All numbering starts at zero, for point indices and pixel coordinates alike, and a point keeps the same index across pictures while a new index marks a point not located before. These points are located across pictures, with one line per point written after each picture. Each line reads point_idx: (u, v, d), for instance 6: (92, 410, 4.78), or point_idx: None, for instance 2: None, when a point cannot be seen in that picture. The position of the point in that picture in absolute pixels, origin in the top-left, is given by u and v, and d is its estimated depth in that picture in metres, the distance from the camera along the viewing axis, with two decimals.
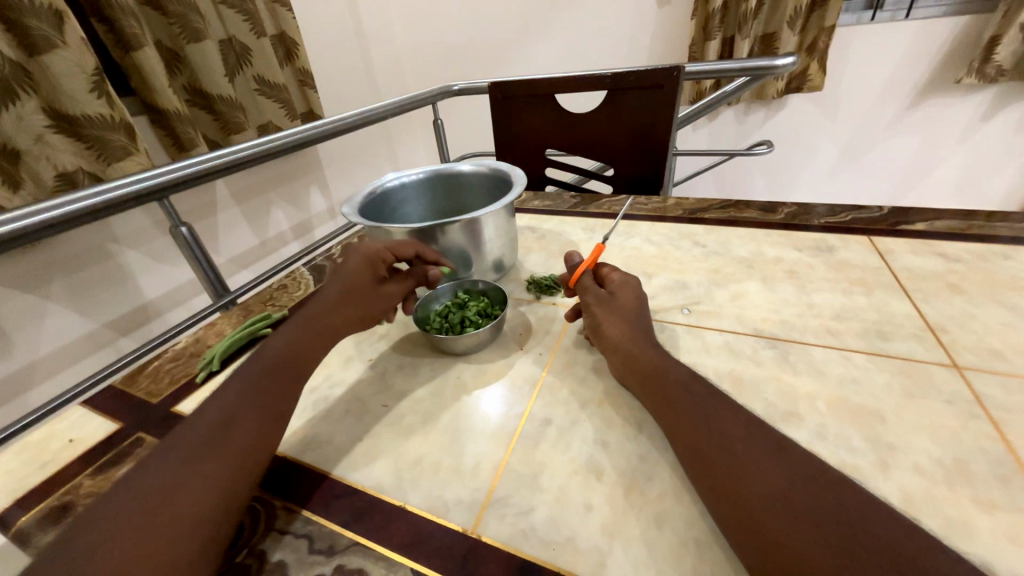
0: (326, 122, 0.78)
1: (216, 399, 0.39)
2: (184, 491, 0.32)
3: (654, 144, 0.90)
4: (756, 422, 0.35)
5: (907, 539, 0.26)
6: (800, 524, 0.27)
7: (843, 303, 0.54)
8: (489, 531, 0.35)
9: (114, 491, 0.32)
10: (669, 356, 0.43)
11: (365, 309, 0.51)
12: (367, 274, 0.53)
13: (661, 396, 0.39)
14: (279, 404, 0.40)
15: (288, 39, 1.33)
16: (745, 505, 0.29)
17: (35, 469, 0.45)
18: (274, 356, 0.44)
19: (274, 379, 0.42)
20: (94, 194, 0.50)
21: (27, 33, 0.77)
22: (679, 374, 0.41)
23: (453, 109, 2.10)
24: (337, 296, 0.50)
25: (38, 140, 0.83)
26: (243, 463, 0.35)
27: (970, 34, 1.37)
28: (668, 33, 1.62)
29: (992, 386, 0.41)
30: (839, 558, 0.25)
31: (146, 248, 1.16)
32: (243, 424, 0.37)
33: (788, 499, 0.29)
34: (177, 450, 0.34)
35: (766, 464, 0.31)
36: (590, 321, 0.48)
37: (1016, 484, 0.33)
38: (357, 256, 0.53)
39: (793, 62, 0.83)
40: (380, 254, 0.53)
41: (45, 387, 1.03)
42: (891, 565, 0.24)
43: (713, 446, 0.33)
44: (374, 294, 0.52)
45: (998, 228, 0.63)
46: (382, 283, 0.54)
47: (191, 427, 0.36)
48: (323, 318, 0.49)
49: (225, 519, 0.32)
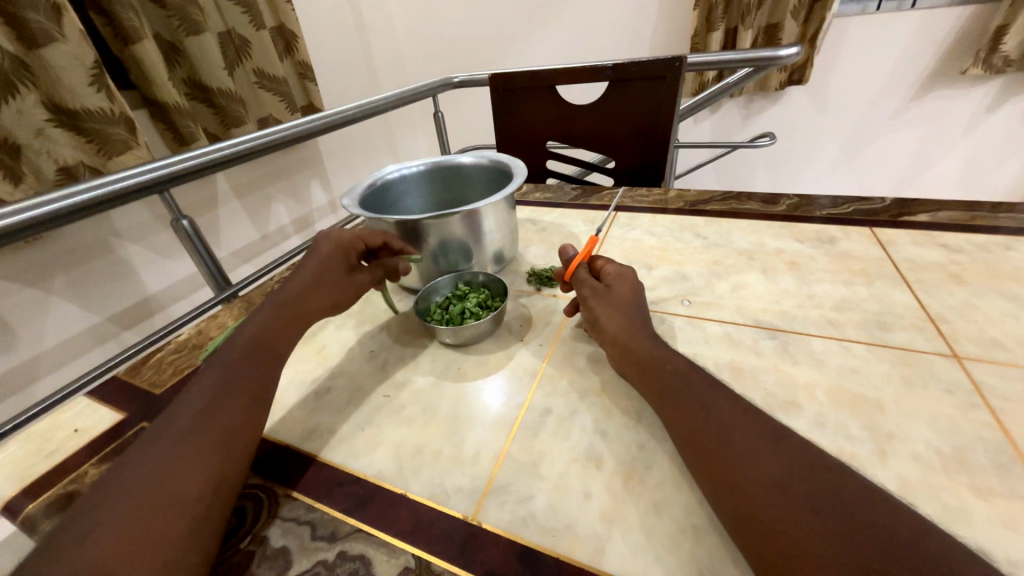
0: (327, 115, 0.78)
1: (193, 386, 0.39)
2: (174, 475, 0.32)
3: (655, 136, 0.89)
4: (754, 411, 0.35)
5: (901, 523, 0.26)
6: (795, 511, 0.27)
7: (844, 293, 0.54)
8: (488, 518, 0.35)
9: (99, 484, 0.31)
10: (667, 346, 0.43)
11: (337, 295, 0.54)
12: (339, 262, 0.56)
13: (657, 386, 0.39)
14: (260, 388, 0.41)
15: (288, 32, 1.32)
16: (742, 494, 0.30)
17: (40, 459, 0.46)
18: (250, 342, 0.44)
19: (253, 364, 0.42)
20: (96, 186, 0.50)
21: (26, 26, 0.76)
22: (677, 363, 0.41)
23: (454, 101, 2.09)
24: (314, 282, 0.52)
25: (38, 134, 0.83)
26: (231, 445, 0.36)
27: (978, 24, 1.35)
28: (670, 23, 1.60)
29: (992, 376, 0.41)
30: (835, 543, 0.25)
31: (147, 241, 1.17)
32: (227, 409, 0.37)
33: (784, 487, 0.29)
34: (161, 437, 0.34)
35: (763, 453, 0.31)
36: (589, 315, 0.49)
37: (1015, 473, 0.34)
38: (328, 242, 0.56)
39: (796, 53, 0.82)
40: (352, 242, 0.57)
41: (49, 379, 1.04)
42: (886, 549, 0.24)
43: (710, 435, 0.33)
44: (345, 281, 0.55)
45: (1002, 219, 0.62)
46: (352, 271, 0.57)
47: (172, 415, 0.36)
48: (295, 304, 0.50)
49: (216, 497, 0.33)
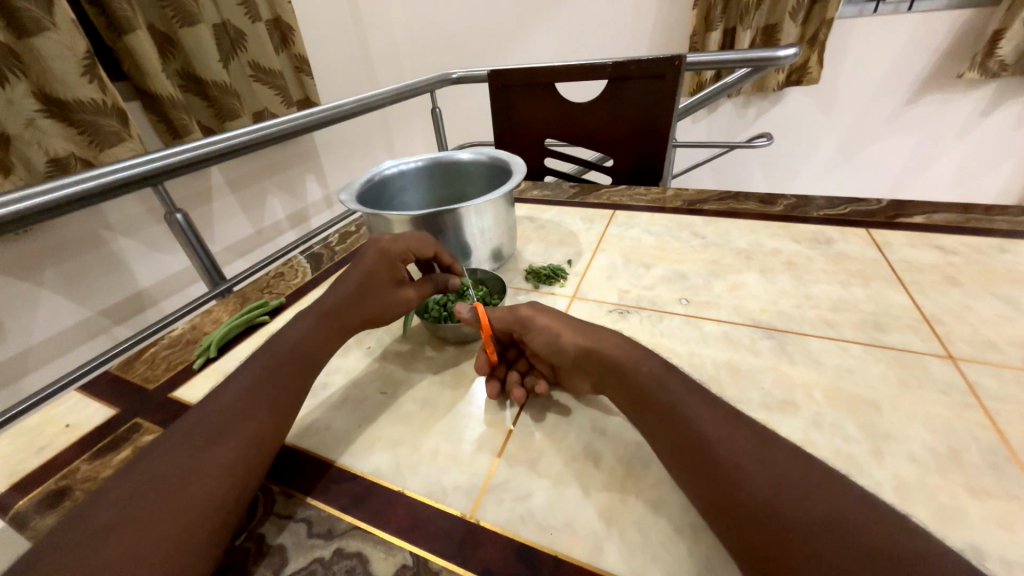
0: (325, 109, 0.77)
1: (227, 386, 0.39)
2: (198, 479, 0.32)
3: (654, 136, 0.89)
4: (740, 415, 0.33)
5: (908, 538, 0.24)
6: (793, 533, 0.26)
7: (840, 294, 0.54)
8: (486, 516, 0.35)
9: (127, 476, 0.32)
10: (642, 348, 0.40)
11: (379, 311, 0.51)
12: (385, 274, 0.52)
13: (637, 388, 0.37)
14: (291, 396, 0.40)
15: (284, 24, 1.30)
16: (742, 513, 0.27)
17: (31, 454, 0.45)
18: (287, 347, 0.43)
19: (286, 369, 0.42)
20: (88, 177, 0.49)
21: (16, 14, 0.75)
22: (652, 363, 0.38)
23: (452, 98, 2.08)
24: (356, 295, 0.50)
25: (28, 125, 0.81)
26: (251, 453, 0.35)
27: (973, 29, 1.36)
28: (668, 23, 1.60)
29: (986, 377, 0.42)
30: (843, 567, 0.23)
31: (139, 235, 1.15)
32: (253, 414, 0.37)
33: (789, 502, 0.27)
34: (192, 438, 0.34)
35: (755, 464, 0.29)
36: (544, 335, 0.43)
37: (1009, 473, 0.34)
38: (375, 250, 0.52)
39: (796, 53, 0.82)
40: (400, 253, 0.52)
41: (39, 374, 1.03)
42: (895, 563, 0.23)
43: (704, 447, 0.31)
44: (391, 296, 0.51)
45: (997, 221, 0.63)
46: (400, 285, 0.53)
47: (202, 413, 0.37)
48: (337, 313, 0.48)
49: (235, 507, 0.32)
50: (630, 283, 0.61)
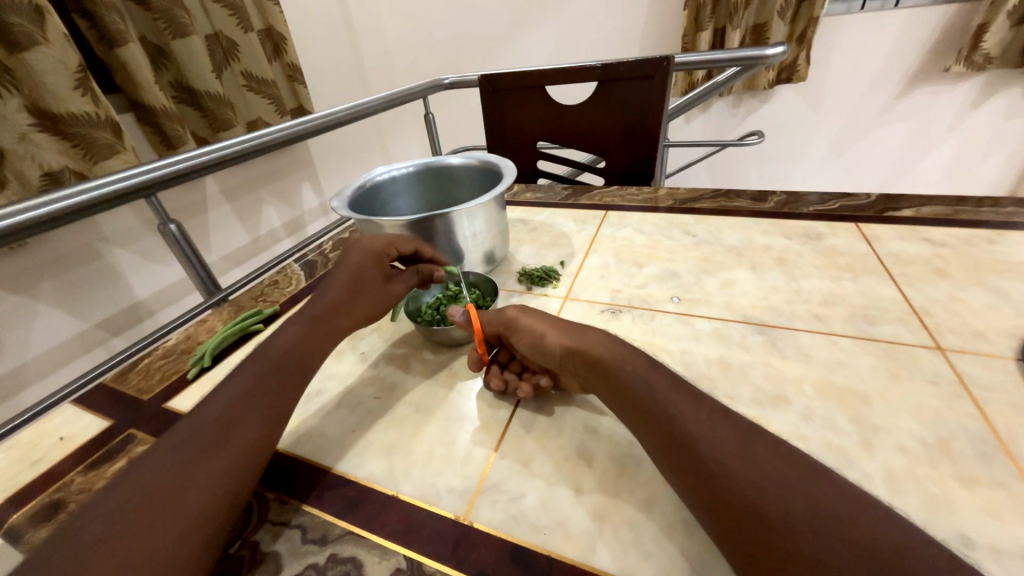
0: (318, 117, 0.77)
1: (219, 394, 0.39)
2: (192, 487, 0.32)
3: (644, 137, 0.90)
4: (724, 410, 0.34)
5: (893, 531, 0.24)
6: (780, 532, 0.25)
7: (830, 289, 0.55)
8: (479, 518, 0.35)
9: (120, 485, 0.32)
10: (628, 346, 0.40)
11: (371, 311, 0.52)
12: (374, 272, 0.52)
13: (624, 389, 0.37)
14: (283, 402, 0.40)
15: (276, 34, 1.31)
16: (726, 511, 0.28)
17: (25, 467, 0.45)
18: (279, 353, 0.44)
19: (278, 375, 0.42)
20: (83, 191, 0.50)
21: (8, 29, 0.75)
22: (637, 361, 0.38)
23: (445, 103, 2.09)
24: (346, 299, 0.50)
25: (22, 139, 0.82)
26: (245, 459, 0.35)
27: (958, 24, 1.37)
28: (658, 24, 1.61)
29: (975, 367, 0.42)
30: (823, 564, 0.24)
31: (134, 246, 1.15)
32: (247, 420, 0.37)
33: (772, 500, 0.27)
34: (185, 445, 0.34)
35: (741, 462, 0.29)
36: (529, 335, 0.44)
37: (997, 462, 0.34)
38: (360, 250, 0.52)
39: (783, 51, 0.82)
40: (384, 250, 0.53)
41: (37, 387, 1.03)
42: (876, 559, 0.23)
43: (689, 446, 0.31)
44: (379, 297, 0.52)
45: (985, 213, 0.63)
46: (388, 281, 0.54)
47: (195, 421, 0.37)
48: (330, 317, 0.49)
49: (228, 513, 0.33)
50: (621, 283, 0.62)
